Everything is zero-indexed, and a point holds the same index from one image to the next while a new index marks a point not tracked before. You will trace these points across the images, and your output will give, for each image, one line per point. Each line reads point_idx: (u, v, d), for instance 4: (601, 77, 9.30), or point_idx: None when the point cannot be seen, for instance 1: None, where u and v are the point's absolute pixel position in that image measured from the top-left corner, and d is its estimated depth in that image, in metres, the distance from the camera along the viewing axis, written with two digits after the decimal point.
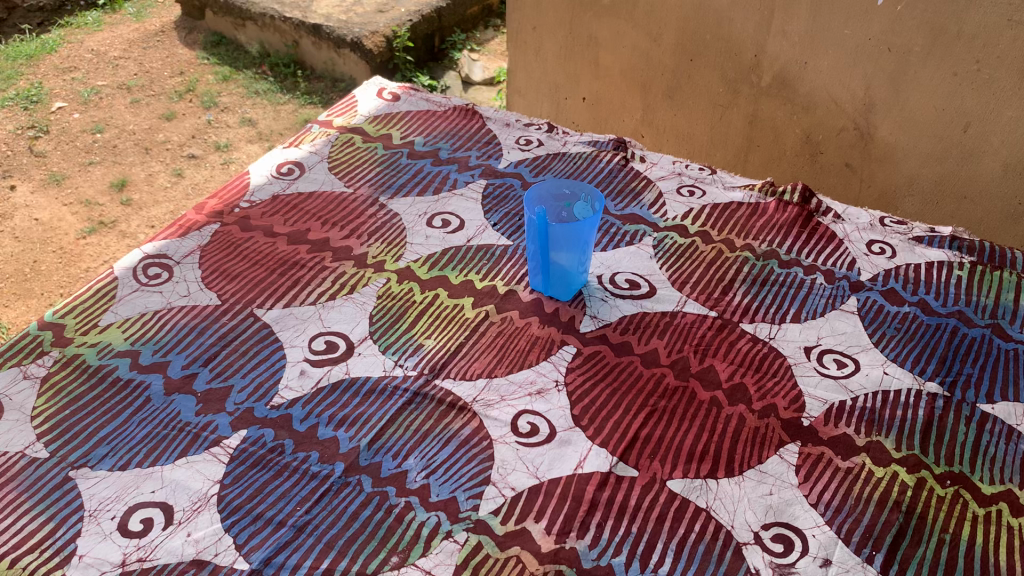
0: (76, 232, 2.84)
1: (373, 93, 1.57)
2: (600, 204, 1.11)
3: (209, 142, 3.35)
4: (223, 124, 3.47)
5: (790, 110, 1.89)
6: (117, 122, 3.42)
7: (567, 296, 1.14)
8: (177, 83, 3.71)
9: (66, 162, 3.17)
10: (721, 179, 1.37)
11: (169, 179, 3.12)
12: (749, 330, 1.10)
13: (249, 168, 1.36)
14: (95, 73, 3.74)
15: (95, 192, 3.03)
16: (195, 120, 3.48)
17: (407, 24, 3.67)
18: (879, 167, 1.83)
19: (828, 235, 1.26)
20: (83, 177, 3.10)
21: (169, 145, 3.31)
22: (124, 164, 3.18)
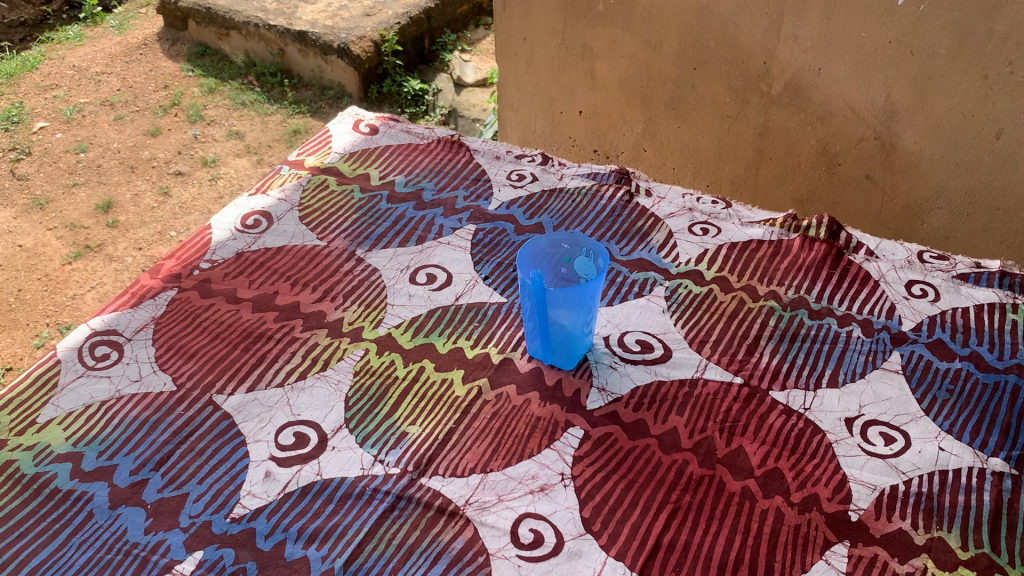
0: (62, 258, 2.70)
1: (349, 126, 1.43)
2: (604, 260, 0.97)
3: (196, 158, 3.20)
4: (210, 138, 3.32)
5: (804, 119, 1.74)
6: (101, 140, 3.27)
7: (570, 365, 1.00)
8: (162, 98, 3.56)
9: (49, 185, 3.03)
10: (737, 214, 1.23)
11: (156, 199, 2.98)
12: (780, 399, 0.96)
13: (211, 221, 1.23)
14: (77, 90, 3.59)
15: (81, 215, 2.89)
16: (181, 135, 3.33)
17: (394, 28, 3.52)
18: (903, 179, 1.69)
19: (862, 276, 1.12)
20: (67, 200, 2.96)
21: (155, 163, 3.16)
22: (109, 184, 3.04)
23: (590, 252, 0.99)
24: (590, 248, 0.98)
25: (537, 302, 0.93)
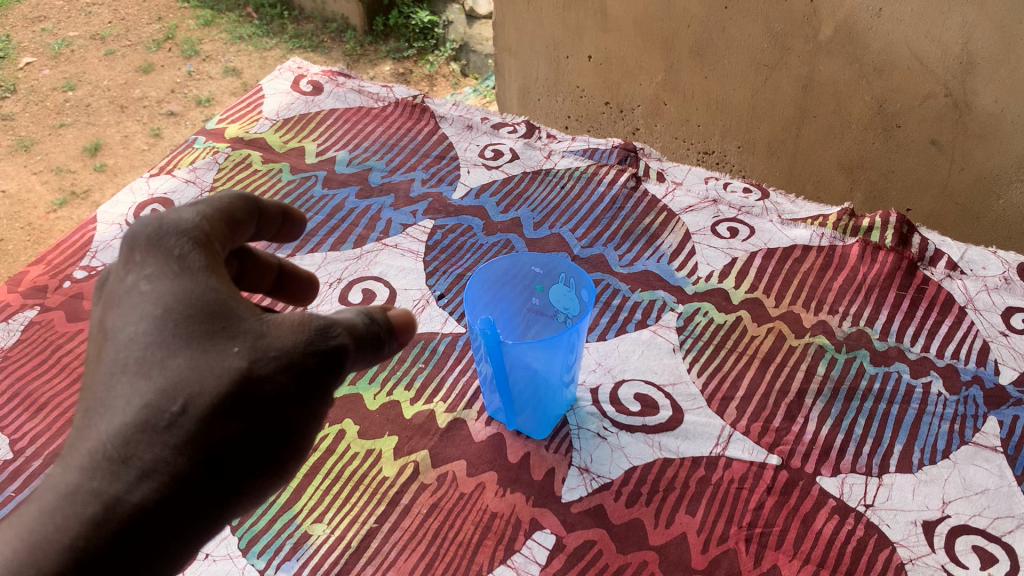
0: (46, 205, 2.41)
1: (287, 84, 1.15)
2: (586, 294, 0.70)
3: (190, 97, 2.86)
4: (205, 75, 2.96)
5: (857, 71, 1.36)
6: (90, 77, 2.91)
7: (543, 432, 0.73)
8: (155, 31, 3.19)
9: (35, 125, 2.70)
10: (775, 208, 0.95)
11: (147, 141, 2.66)
12: (831, 490, 0.68)
13: (96, 213, 0.96)
14: (67, 22, 3.21)
15: (68, 157, 2.58)
16: (175, 72, 2.97)
17: None
18: (978, 145, 1.31)
19: (943, 300, 0.83)
20: (54, 142, 2.64)
21: (146, 102, 2.82)
22: (99, 124, 2.72)
23: (569, 278, 0.71)
24: (569, 274, 0.71)
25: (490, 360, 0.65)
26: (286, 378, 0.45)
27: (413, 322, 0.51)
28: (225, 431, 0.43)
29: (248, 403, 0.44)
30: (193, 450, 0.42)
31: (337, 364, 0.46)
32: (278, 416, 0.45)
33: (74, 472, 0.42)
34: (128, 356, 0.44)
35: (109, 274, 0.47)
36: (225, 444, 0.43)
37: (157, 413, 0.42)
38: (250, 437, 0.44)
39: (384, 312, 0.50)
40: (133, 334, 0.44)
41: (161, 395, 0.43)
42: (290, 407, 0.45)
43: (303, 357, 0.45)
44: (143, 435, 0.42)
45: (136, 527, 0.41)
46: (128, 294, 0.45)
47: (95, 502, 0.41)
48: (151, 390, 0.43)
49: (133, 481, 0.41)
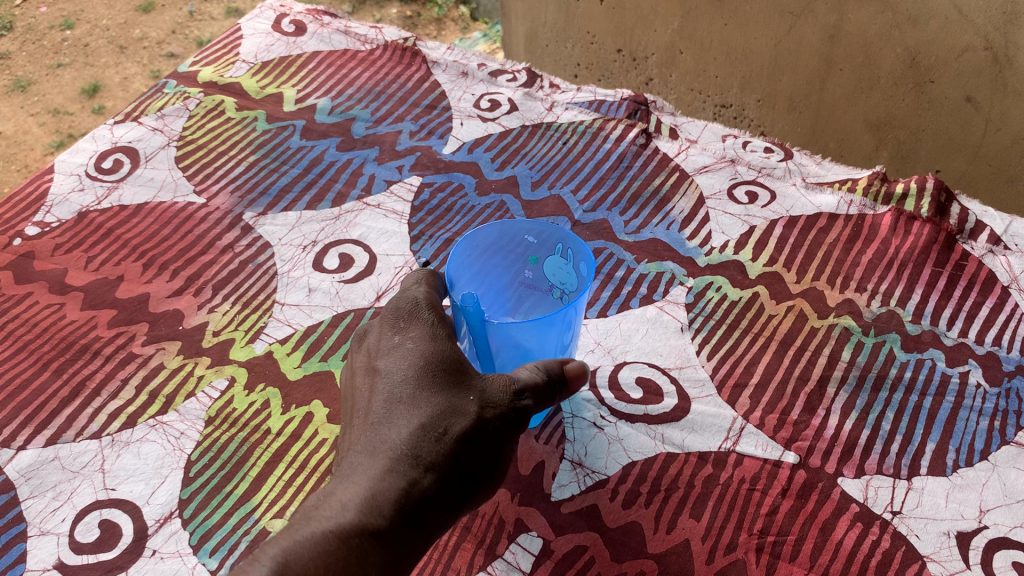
0: (43, 147, 2.33)
1: (268, 24, 1.06)
2: (586, 266, 0.61)
3: (192, 38, 2.74)
4: (207, 16, 2.83)
5: (890, 20, 1.25)
6: (89, 15, 2.80)
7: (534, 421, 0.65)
8: None
9: (31, 65, 2.60)
10: (799, 170, 0.86)
11: (147, 83, 2.56)
12: (853, 495, 0.60)
13: (55, 164, 0.89)
14: None
15: (65, 99, 2.49)
16: (176, 12, 2.85)
17: None
18: (1017, 104, 1.21)
19: (985, 279, 0.74)
20: (51, 83, 2.54)
21: (146, 43, 2.71)
22: (98, 66, 2.61)
23: (566, 250, 0.62)
24: (566, 245, 0.62)
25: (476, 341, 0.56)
26: (508, 419, 0.52)
27: (586, 373, 0.55)
28: (473, 449, 0.51)
29: (485, 431, 0.52)
30: (452, 459, 0.51)
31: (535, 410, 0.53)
32: (501, 446, 0.53)
33: (366, 469, 0.50)
34: (400, 390, 0.53)
35: (369, 339, 0.57)
36: (473, 457, 0.51)
37: (429, 427, 0.51)
38: (483, 460, 0.52)
39: (562, 362, 0.54)
40: (404, 371, 0.53)
41: (431, 418, 0.51)
42: (508, 439, 0.53)
43: (516, 401, 0.52)
44: (421, 445, 0.50)
45: (417, 512, 0.49)
46: (394, 348, 0.55)
47: (391, 485, 0.49)
48: (423, 415, 0.51)
49: (418, 477, 0.50)
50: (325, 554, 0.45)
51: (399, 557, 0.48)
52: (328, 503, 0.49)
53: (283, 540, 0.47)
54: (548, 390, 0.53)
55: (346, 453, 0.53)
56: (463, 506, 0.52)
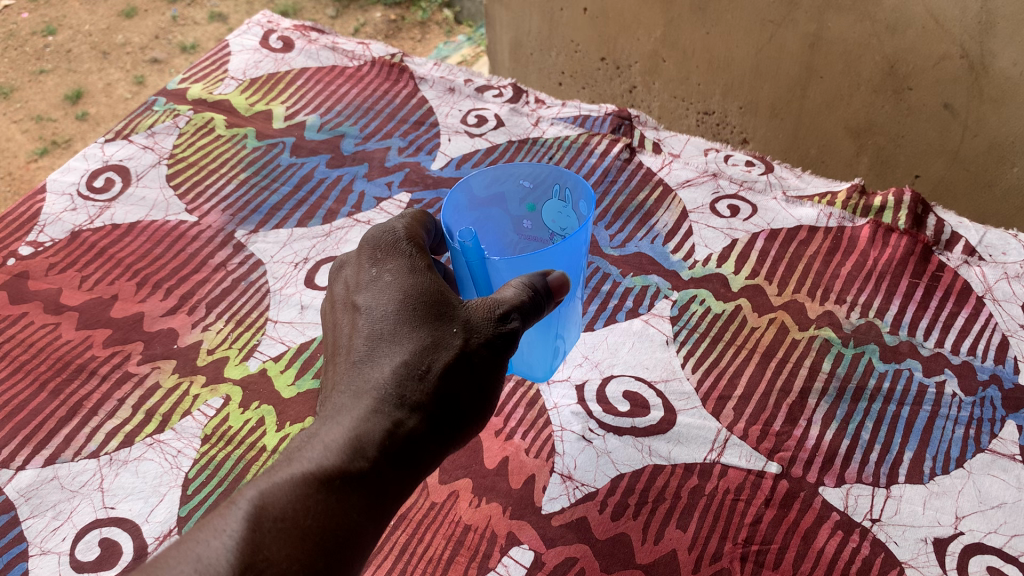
0: (26, 155, 2.33)
1: (256, 40, 1.07)
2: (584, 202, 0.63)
3: (174, 44, 2.73)
4: (190, 21, 2.82)
5: (869, 29, 1.27)
6: (70, 21, 2.79)
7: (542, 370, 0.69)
8: None
9: (13, 71, 2.60)
10: (780, 184, 0.88)
11: (130, 89, 2.56)
12: (834, 503, 0.62)
13: (47, 183, 0.90)
14: None
15: (48, 105, 2.49)
16: (159, 17, 2.84)
17: None
18: (993, 111, 1.24)
19: (960, 290, 0.76)
20: (34, 89, 2.54)
21: (129, 48, 2.70)
22: (80, 71, 2.61)
23: (563, 192, 0.64)
24: (563, 186, 0.64)
25: (473, 278, 0.58)
26: (495, 347, 0.53)
27: (567, 282, 0.55)
28: (456, 382, 0.53)
29: (470, 362, 0.53)
30: (435, 395, 0.53)
31: (525, 328, 0.54)
32: (488, 375, 0.54)
33: (352, 410, 0.53)
34: (380, 328, 0.54)
35: (350, 271, 0.58)
36: (457, 392, 0.54)
37: (409, 367, 0.53)
38: (470, 392, 0.54)
39: (544, 274, 0.54)
40: (384, 308, 0.55)
41: (413, 357, 0.53)
42: (496, 365, 0.54)
43: (501, 326, 0.53)
44: (404, 385, 0.53)
45: (404, 451, 0.52)
46: (372, 284, 0.56)
47: (376, 426, 0.52)
48: (405, 353, 0.53)
49: (403, 417, 0.52)
50: (302, 498, 0.49)
51: (382, 495, 0.51)
52: (315, 442, 0.52)
53: (262, 482, 0.50)
54: (534, 307, 0.53)
55: (335, 389, 0.55)
56: (454, 436, 0.55)
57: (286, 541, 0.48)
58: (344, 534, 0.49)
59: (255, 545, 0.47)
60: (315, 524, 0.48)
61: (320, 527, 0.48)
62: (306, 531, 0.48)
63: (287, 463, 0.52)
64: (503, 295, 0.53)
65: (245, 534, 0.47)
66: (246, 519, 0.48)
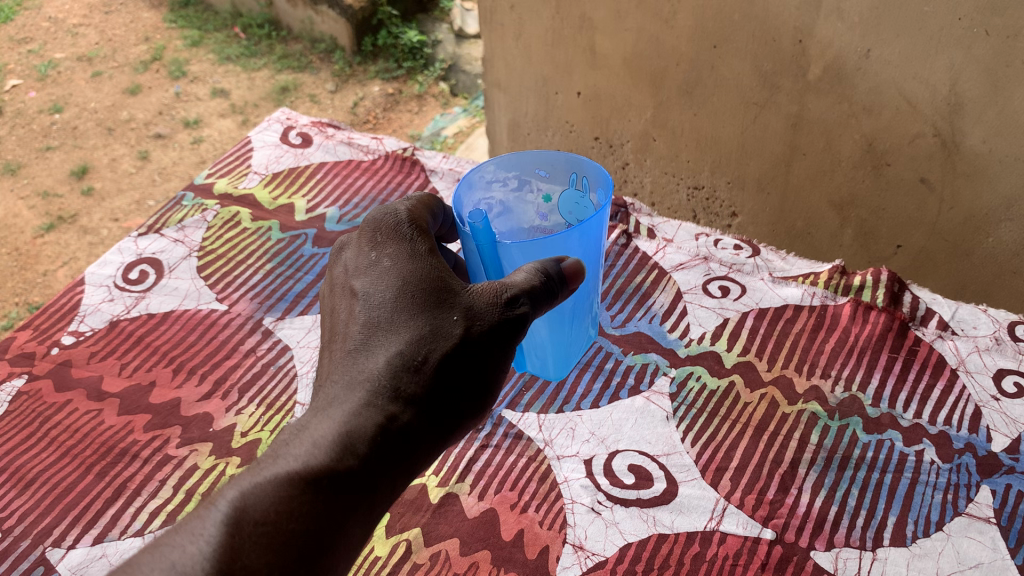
0: (32, 230, 2.40)
1: (276, 137, 1.15)
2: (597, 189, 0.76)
3: (177, 119, 2.82)
4: (193, 96, 2.92)
5: (847, 110, 1.33)
6: (77, 99, 2.91)
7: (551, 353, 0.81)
8: (142, 51, 3.14)
9: (22, 149, 2.71)
10: (768, 266, 0.95)
11: (134, 164, 2.63)
12: (824, 566, 0.67)
13: (86, 276, 0.96)
14: (54, 45, 3.23)
15: (55, 181, 2.57)
16: (162, 93, 2.94)
17: None
18: (967, 184, 1.28)
19: (936, 364, 0.83)
20: (41, 166, 2.63)
21: (134, 124, 2.79)
22: (86, 148, 2.70)
23: (580, 181, 0.78)
24: (580, 174, 0.77)
25: (484, 259, 0.68)
26: (495, 333, 0.61)
27: (583, 269, 0.63)
28: (448, 373, 0.62)
29: (465, 353, 0.62)
30: (428, 386, 0.61)
31: (534, 312, 0.61)
32: (483, 361, 0.62)
33: (350, 399, 0.61)
34: (379, 317, 0.63)
35: (354, 258, 0.67)
36: (446, 381, 0.62)
37: (403, 359, 0.61)
38: (463, 384, 0.62)
39: (557, 263, 0.62)
40: (383, 299, 0.64)
41: (408, 350, 0.62)
42: (499, 349, 0.62)
43: (512, 309, 0.61)
44: (400, 377, 0.61)
45: (398, 440, 0.60)
46: (375, 272, 0.65)
47: (371, 418, 0.60)
48: (401, 344, 0.62)
49: (397, 411, 0.61)
50: (288, 500, 0.56)
51: (376, 484, 0.59)
52: (316, 431, 0.60)
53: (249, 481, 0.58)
54: (544, 291, 0.61)
55: (336, 374, 0.64)
56: (448, 424, 0.63)
57: (263, 547, 0.54)
58: (334, 527, 0.56)
59: (235, 550, 0.53)
60: (303, 516, 0.55)
61: (304, 525, 0.55)
62: (289, 532, 0.55)
63: (287, 450, 0.60)
64: (515, 279, 0.61)
65: (224, 538, 0.54)
66: (225, 524, 0.55)
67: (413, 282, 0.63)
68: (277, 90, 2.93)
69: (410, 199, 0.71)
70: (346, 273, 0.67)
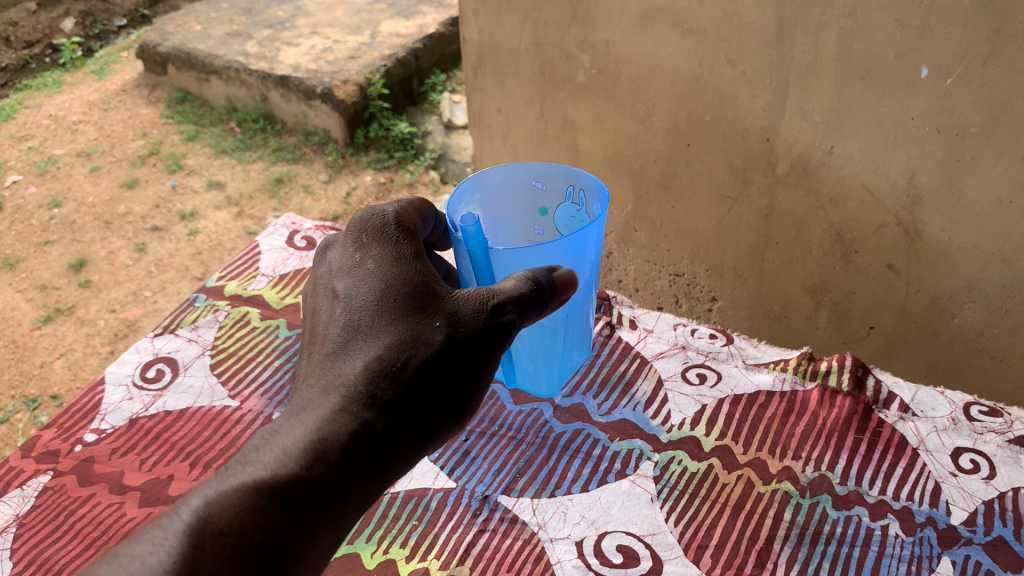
0: (29, 322, 2.46)
1: (282, 241, 1.24)
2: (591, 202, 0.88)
3: (174, 211, 2.91)
4: (189, 190, 3.02)
5: (814, 203, 1.39)
6: (75, 194, 3.01)
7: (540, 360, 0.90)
8: (139, 147, 3.26)
9: (21, 244, 2.79)
10: (741, 353, 1.03)
11: (131, 256, 2.70)
12: None
13: (107, 374, 1.03)
14: (53, 141, 3.35)
15: (52, 274, 2.64)
16: (159, 187, 3.03)
17: (381, 70, 3.14)
18: (930, 270, 1.32)
19: (897, 442, 0.90)
20: (39, 260, 2.71)
21: (130, 217, 2.88)
22: (84, 241, 2.78)
23: (576, 196, 0.90)
24: (576, 189, 0.89)
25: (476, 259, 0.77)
26: (477, 339, 0.69)
27: (574, 279, 0.71)
28: (420, 383, 0.69)
29: (440, 361, 0.69)
30: (400, 395, 0.69)
31: (520, 320, 0.69)
32: (457, 372, 0.70)
33: (328, 403, 0.69)
34: (360, 324, 0.72)
35: (341, 260, 0.76)
36: (416, 390, 0.69)
37: (380, 365, 0.70)
38: (437, 391, 0.70)
39: (551, 273, 0.71)
40: (365, 304, 0.72)
41: (385, 359, 0.70)
42: (479, 355, 0.70)
43: (501, 315, 0.69)
44: (376, 385, 0.69)
45: (370, 446, 0.68)
46: (359, 277, 0.73)
47: (345, 426, 0.68)
48: (378, 351, 0.70)
49: (370, 419, 0.68)
50: (257, 507, 0.63)
51: (348, 484, 0.67)
52: (295, 433, 0.68)
53: (223, 486, 0.64)
54: (530, 301, 0.69)
55: (318, 375, 0.72)
56: (421, 428, 0.70)
57: (225, 557, 0.60)
58: (302, 536, 0.63)
59: (198, 560, 0.60)
60: (269, 521, 0.63)
61: (269, 535, 0.62)
62: (254, 541, 0.61)
63: (265, 451, 0.68)
64: (504, 287, 0.70)
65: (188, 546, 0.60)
66: (190, 533, 0.61)
67: (394, 290, 0.71)
68: (271, 183, 3.04)
69: (396, 204, 0.79)
70: (331, 276, 0.76)
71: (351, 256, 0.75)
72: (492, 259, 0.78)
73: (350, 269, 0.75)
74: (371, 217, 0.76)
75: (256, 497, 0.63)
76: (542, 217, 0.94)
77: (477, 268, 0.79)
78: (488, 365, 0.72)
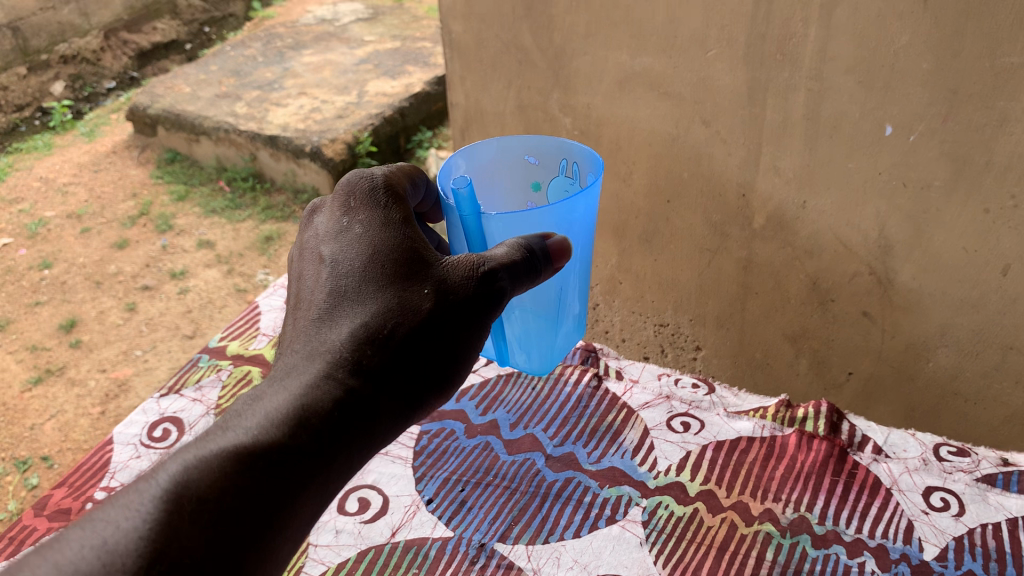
0: (20, 384, 2.48)
1: (280, 300, 1.29)
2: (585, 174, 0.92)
3: (164, 271, 2.95)
4: (179, 249, 3.06)
5: (791, 254, 1.45)
6: (66, 255, 3.05)
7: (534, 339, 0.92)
8: (130, 207, 3.32)
9: (12, 306, 2.82)
10: (722, 401, 1.08)
11: (121, 316, 2.73)
12: None
13: (115, 435, 1.07)
14: (44, 203, 3.40)
15: (43, 335, 2.68)
16: (149, 247, 3.08)
17: (370, 129, 3.24)
18: (903, 316, 1.37)
19: (871, 482, 0.95)
20: (30, 321, 2.75)
21: (121, 277, 2.92)
22: (75, 301, 2.82)
23: (569, 168, 0.93)
24: (570, 162, 0.92)
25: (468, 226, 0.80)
26: (467, 302, 0.73)
27: (564, 247, 0.75)
28: (405, 348, 0.73)
29: (427, 326, 0.73)
30: (384, 360, 0.72)
31: (511, 286, 0.73)
32: (442, 335, 0.74)
33: (315, 367, 0.72)
34: (348, 287, 0.75)
35: (329, 226, 0.80)
36: (401, 354, 0.73)
37: (366, 330, 0.73)
38: (422, 355, 0.73)
39: (544, 241, 0.74)
40: (353, 269, 0.76)
41: (371, 323, 0.73)
42: (468, 320, 0.74)
43: (493, 281, 0.73)
44: (361, 351, 0.72)
45: (354, 407, 0.71)
46: (348, 241, 0.77)
47: (330, 390, 0.70)
48: (366, 314, 0.74)
49: (353, 382, 0.71)
50: (239, 467, 0.64)
51: (334, 443, 0.69)
52: (281, 397, 0.70)
53: (203, 449, 0.65)
54: (522, 267, 0.73)
55: (303, 342, 0.75)
56: (404, 392, 0.74)
57: (204, 522, 0.60)
58: (286, 495, 0.65)
59: (174, 531, 0.59)
60: (251, 482, 0.63)
61: (247, 499, 0.62)
62: (228, 504, 0.62)
63: (250, 415, 0.70)
64: (495, 254, 0.73)
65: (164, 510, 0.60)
66: (164, 500, 0.60)
67: (382, 254, 0.75)
68: (260, 240, 3.09)
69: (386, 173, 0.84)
70: (319, 243, 0.80)
71: (339, 222, 0.79)
72: (484, 226, 0.81)
73: (337, 235, 0.79)
74: (360, 182, 0.81)
75: (241, 459, 0.64)
76: (534, 192, 0.98)
77: (469, 234, 0.81)
78: (477, 331, 0.76)
